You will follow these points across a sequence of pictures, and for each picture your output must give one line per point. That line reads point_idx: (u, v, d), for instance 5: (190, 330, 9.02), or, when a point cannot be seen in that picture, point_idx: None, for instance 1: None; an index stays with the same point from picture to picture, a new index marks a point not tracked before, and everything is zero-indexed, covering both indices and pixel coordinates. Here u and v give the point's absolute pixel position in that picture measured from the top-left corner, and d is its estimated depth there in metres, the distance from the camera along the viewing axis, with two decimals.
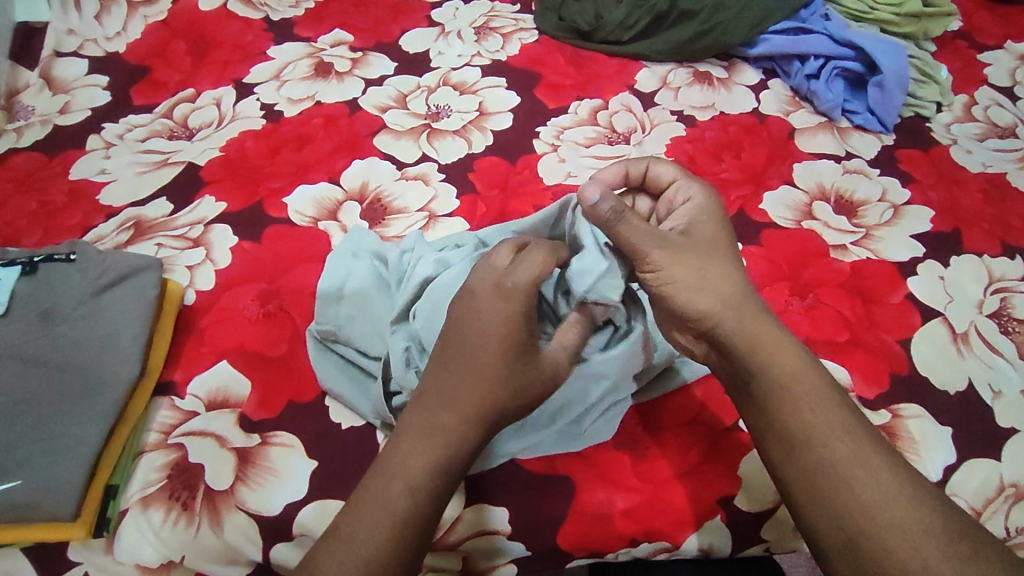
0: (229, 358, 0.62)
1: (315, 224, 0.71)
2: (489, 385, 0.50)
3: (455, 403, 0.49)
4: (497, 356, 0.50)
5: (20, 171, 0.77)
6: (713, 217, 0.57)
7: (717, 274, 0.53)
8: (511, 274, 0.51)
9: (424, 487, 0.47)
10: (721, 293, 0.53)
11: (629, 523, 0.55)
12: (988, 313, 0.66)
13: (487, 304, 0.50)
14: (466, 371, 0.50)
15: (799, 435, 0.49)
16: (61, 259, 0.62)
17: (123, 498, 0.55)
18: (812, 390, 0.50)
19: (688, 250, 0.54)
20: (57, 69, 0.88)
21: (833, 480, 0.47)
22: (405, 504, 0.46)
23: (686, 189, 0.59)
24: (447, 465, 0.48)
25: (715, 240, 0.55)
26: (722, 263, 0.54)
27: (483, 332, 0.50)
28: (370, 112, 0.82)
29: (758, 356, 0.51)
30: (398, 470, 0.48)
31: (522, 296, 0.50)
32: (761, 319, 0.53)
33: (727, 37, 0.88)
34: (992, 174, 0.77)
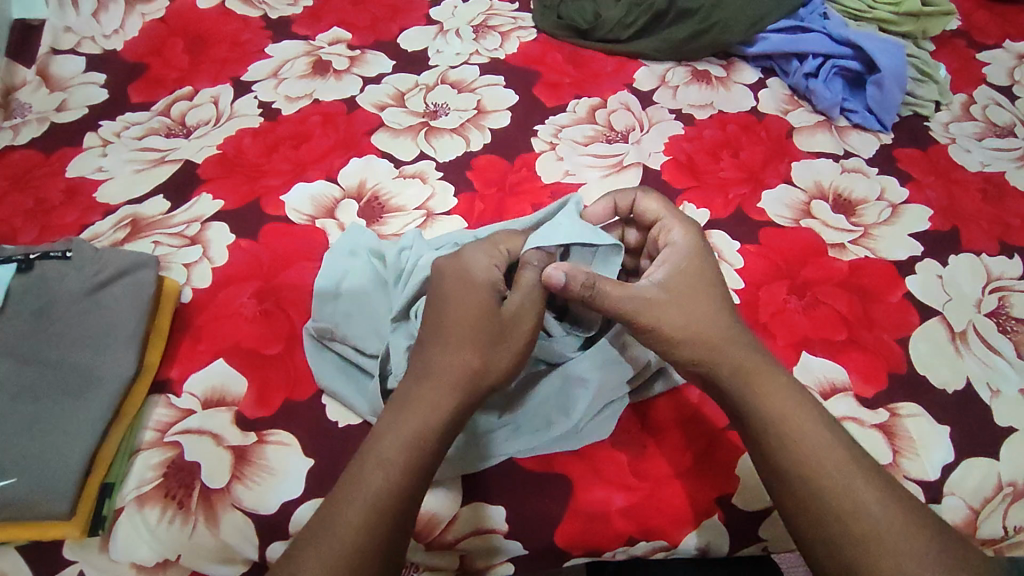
0: (226, 356, 0.62)
1: (312, 222, 0.71)
2: (453, 348, 0.51)
3: (429, 376, 0.50)
4: (463, 325, 0.51)
5: (16, 169, 0.77)
6: (699, 254, 0.56)
7: (704, 320, 0.53)
8: (467, 263, 0.53)
9: (402, 463, 0.47)
10: (710, 338, 0.53)
11: (627, 522, 0.55)
12: (986, 312, 0.66)
13: (450, 284, 0.53)
14: (438, 344, 0.51)
15: (796, 467, 0.48)
16: (57, 257, 0.62)
17: (118, 496, 0.55)
18: (811, 425, 0.50)
19: (671, 299, 0.53)
20: (54, 66, 0.88)
21: (830, 511, 0.47)
22: (378, 477, 0.46)
23: (669, 229, 0.58)
24: (423, 433, 0.48)
25: (703, 281, 0.55)
26: (709, 306, 0.54)
27: (448, 309, 0.52)
28: (368, 109, 0.82)
29: (753, 394, 0.51)
30: (379, 454, 0.47)
31: (476, 275, 0.53)
32: (755, 354, 0.53)
33: (726, 36, 0.88)
34: (991, 173, 0.77)
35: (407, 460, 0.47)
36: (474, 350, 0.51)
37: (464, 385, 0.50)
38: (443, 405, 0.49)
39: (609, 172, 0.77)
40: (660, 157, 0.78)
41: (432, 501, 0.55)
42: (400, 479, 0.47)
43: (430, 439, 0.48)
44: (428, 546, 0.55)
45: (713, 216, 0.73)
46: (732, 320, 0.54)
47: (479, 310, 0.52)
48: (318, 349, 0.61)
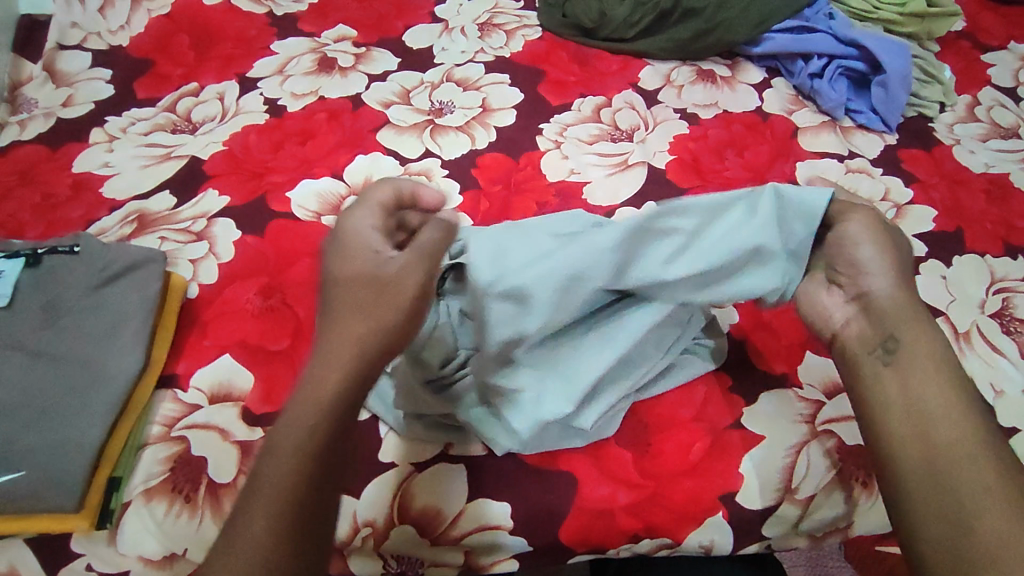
0: (232, 352, 0.62)
1: (318, 220, 0.71)
2: (347, 313, 0.49)
3: (327, 355, 0.47)
4: (354, 287, 0.49)
5: (23, 164, 0.77)
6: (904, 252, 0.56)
7: (890, 269, 0.54)
8: (348, 249, 0.51)
9: (312, 440, 0.44)
10: (892, 267, 0.54)
11: (630, 519, 0.56)
12: (990, 312, 0.66)
13: (340, 275, 0.50)
14: (342, 322, 0.48)
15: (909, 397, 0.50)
16: (65, 251, 0.62)
17: (126, 490, 0.55)
18: (933, 371, 0.50)
19: (878, 246, 0.55)
20: (61, 61, 0.88)
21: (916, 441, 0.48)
22: (284, 463, 0.43)
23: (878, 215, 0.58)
24: (318, 406, 0.45)
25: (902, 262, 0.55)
26: (899, 254, 0.56)
27: (334, 274, 0.51)
28: (374, 107, 0.82)
29: (894, 332, 0.53)
30: (283, 440, 0.44)
31: (359, 244, 0.51)
32: (918, 308, 0.53)
33: (731, 36, 0.87)
34: (995, 174, 0.77)
35: (300, 439, 0.44)
36: (354, 311, 0.48)
37: (355, 348, 0.47)
38: (335, 379, 0.46)
39: (615, 171, 0.77)
40: (664, 156, 0.78)
41: (438, 496, 0.56)
42: (301, 460, 0.43)
43: (333, 415, 0.45)
44: (433, 541, 0.56)
45: None
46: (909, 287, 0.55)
47: (364, 277, 0.50)
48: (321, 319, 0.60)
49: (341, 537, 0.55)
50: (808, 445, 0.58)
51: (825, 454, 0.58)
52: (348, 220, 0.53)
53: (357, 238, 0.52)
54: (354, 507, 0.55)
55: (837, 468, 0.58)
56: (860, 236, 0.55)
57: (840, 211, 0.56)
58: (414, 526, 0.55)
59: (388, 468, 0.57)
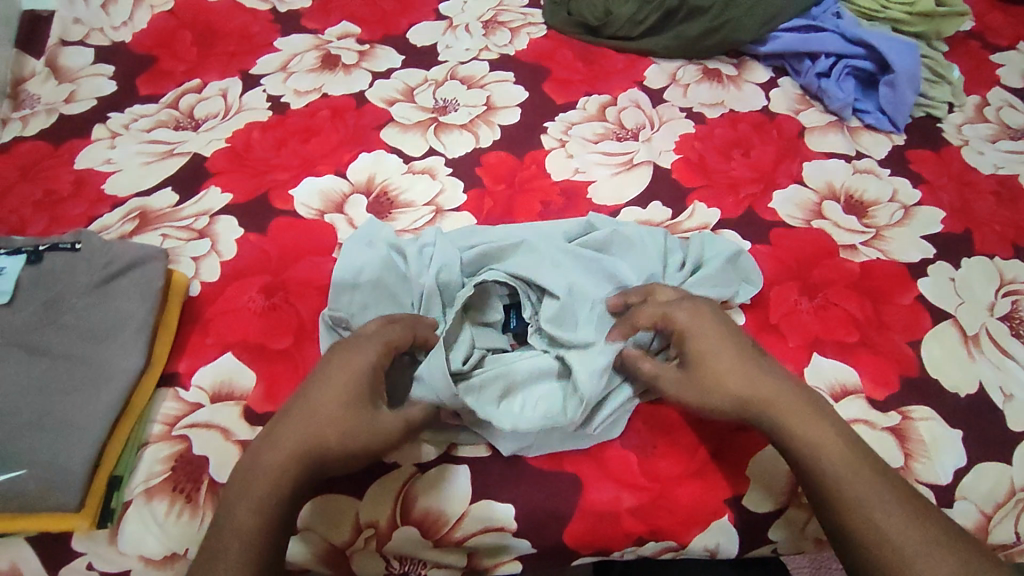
0: (234, 351, 0.62)
1: (321, 217, 0.71)
2: (321, 420, 0.50)
3: (278, 446, 0.49)
4: (336, 400, 0.51)
5: (25, 160, 0.77)
6: (712, 324, 0.55)
7: (694, 374, 0.54)
8: (352, 351, 0.53)
9: (253, 531, 0.46)
10: (730, 383, 0.53)
11: (635, 522, 0.55)
12: (999, 315, 0.66)
13: (331, 376, 0.52)
14: (309, 422, 0.50)
15: (838, 500, 0.49)
16: (66, 248, 0.61)
17: (127, 489, 0.55)
18: (837, 449, 0.50)
19: (692, 384, 0.54)
20: (63, 57, 0.87)
21: (865, 537, 0.48)
22: (233, 552, 0.46)
23: (673, 315, 0.56)
24: (269, 499, 0.48)
25: (716, 354, 0.54)
26: (727, 362, 0.54)
27: (318, 389, 0.52)
28: (377, 105, 0.81)
29: (786, 434, 0.52)
30: (232, 529, 0.46)
31: (358, 358, 0.53)
32: (785, 396, 0.53)
33: (738, 34, 0.87)
34: (1004, 175, 0.77)
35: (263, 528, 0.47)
36: (326, 426, 0.50)
37: (315, 460, 0.50)
38: (298, 477, 0.49)
39: (620, 170, 0.76)
40: (671, 156, 0.77)
41: (442, 498, 0.55)
42: (259, 546, 0.46)
43: (278, 512, 0.48)
44: (436, 542, 0.55)
45: (723, 216, 0.72)
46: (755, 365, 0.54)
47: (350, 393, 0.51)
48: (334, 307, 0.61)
49: (343, 537, 0.55)
50: None
51: None
52: (351, 344, 0.54)
53: (354, 360, 0.52)
54: (355, 509, 0.55)
55: None
56: (675, 383, 0.55)
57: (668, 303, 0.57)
58: (417, 528, 0.55)
59: (390, 468, 0.56)
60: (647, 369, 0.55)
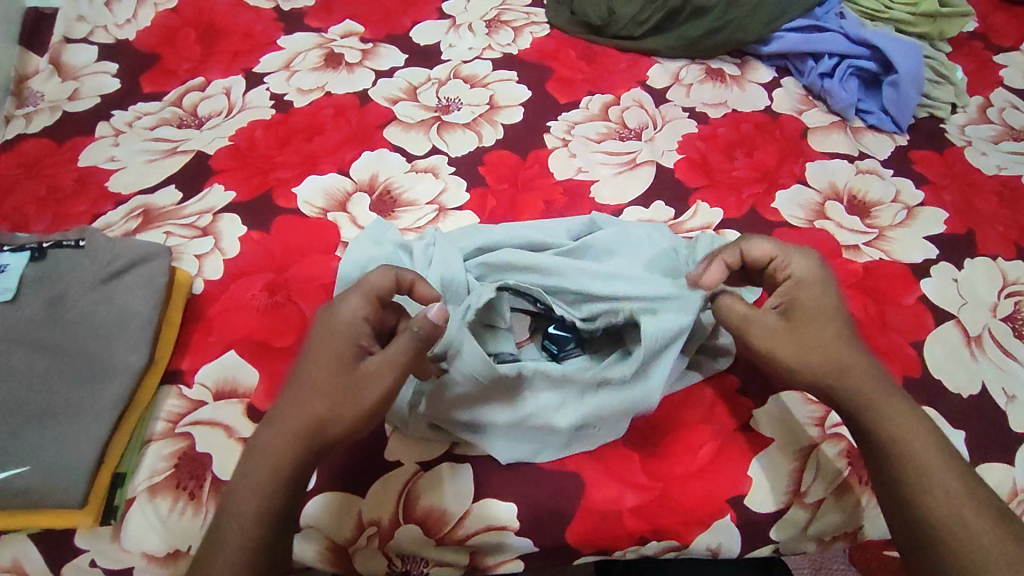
0: (238, 349, 0.62)
1: (324, 216, 0.71)
2: (306, 395, 0.50)
3: (276, 423, 0.50)
4: (319, 371, 0.50)
5: (29, 157, 0.77)
6: (821, 287, 0.55)
7: (797, 329, 0.54)
8: (335, 314, 0.52)
9: (254, 511, 0.47)
10: (826, 350, 0.53)
11: (638, 522, 0.55)
12: (1002, 316, 0.66)
13: (316, 343, 0.52)
14: (297, 396, 0.50)
15: (919, 486, 0.49)
16: (70, 246, 0.62)
17: (130, 486, 0.55)
18: (919, 438, 0.51)
19: (790, 332, 0.54)
20: (67, 55, 0.87)
21: (942, 524, 0.48)
22: (234, 531, 0.47)
23: (791, 261, 0.56)
24: (271, 479, 0.48)
25: (818, 309, 0.54)
26: (827, 326, 0.54)
27: (309, 355, 0.51)
28: (380, 103, 0.81)
29: (867, 411, 0.52)
30: (236, 508, 0.47)
31: (339, 323, 0.52)
32: (868, 379, 0.53)
33: (741, 35, 0.87)
34: (1008, 176, 0.77)
35: (257, 509, 0.47)
36: (311, 401, 0.50)
37: (309, 431, 0.49)
38: (289, 452, 0.49)
39: (623, 169, 0.76)
40: (674, 155, 0.77)
41: (444, 496, 0.55)
42: (257, 526, 0.47)
43: (277, 489, 0.48)
44: (438, 541, 0.55)
45: (726, 216, 0.72)
46: (846, 336, 0.54)
47: (334, 361, 0.51)
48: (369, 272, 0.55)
49: (345, 535, 0.55)
50: (822, 445, 0.58)
51: (836, 456, 0.57)
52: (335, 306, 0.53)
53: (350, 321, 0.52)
54: (358, 507, 0.55)
55: (847, 471, 0.57)
56: (767, 328, 0.54)
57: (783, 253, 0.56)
58: (419, 526, 0.55)
59: (393, 466, 0.56)
60: (737, 310, 0.56)
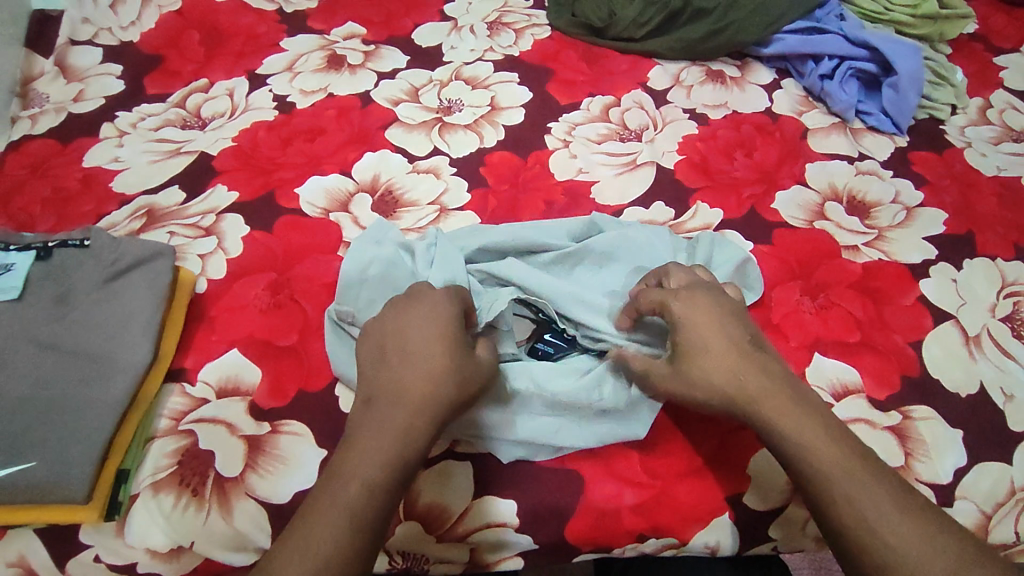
0: (241, 347, 0.62)
1: (326, 216, 0.71)
2: (427, 377, 0.52)
3: (402, 400, 0.51)
4: (438, 354, 0.52)
5: (35, 158, 0.77)
6: (709, 319, 0.55)
7: (701, 360, 0.54)
8: (438, 301, 0.55)
9: (385, 480, 0.47)
10: (725, 384, 0.53)
11: (637, 519, 0.55)
12: (1000, 316, 0.66)
13: (426, 328, 0.54)
14: (422, 375, 0.52)
15: (837, 501, 0.48)
16: (75, 245, 0.62)
17: (134, 483, 0.55)
18: (828, 454, 0.49)
19: (683, 375, 0.54)
20: (72, 57, 0.88)
21: (862, 541, 0.46)
22: (364, 497, 0.46)
23: (673, 298, 0.56)
24: (402, 453, 0.49)
25: (710, 343, 0.54)
26: (725, 362, 0.53)
27: (413, 338, 0.53)
28: (382, 105, 0.82)
29: (774, 430, 0.51)
30: (358, 474, 0.47)
31: (445, 313, 0.55)
32: (772, 405, 0.52)
33: (741, 36, 0.87)
34: (1007, 177, 0.77)
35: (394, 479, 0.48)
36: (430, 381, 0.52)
37: (435, 409, 0.51)
38: (423, 428, 0.50)
39: (624, 170, 0.77)
40: (674, 156, 0.78)
41: (445, 492, 0.56)
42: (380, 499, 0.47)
43: (410, 461, 0.49)
44: (439, 538, 0.55)
45: (726, 216, 0.72)
46: (744, 363, 0.54)
47: (449, 344, 0.53)
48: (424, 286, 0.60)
49: None
50: None
51: None
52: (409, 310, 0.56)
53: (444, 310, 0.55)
54: None
55: None
56: (661, 375, 0.55)
57: (663, 296, 0.57)
58: (419, 522, 0.55)
59: None
60: (636, 361, 0.57)
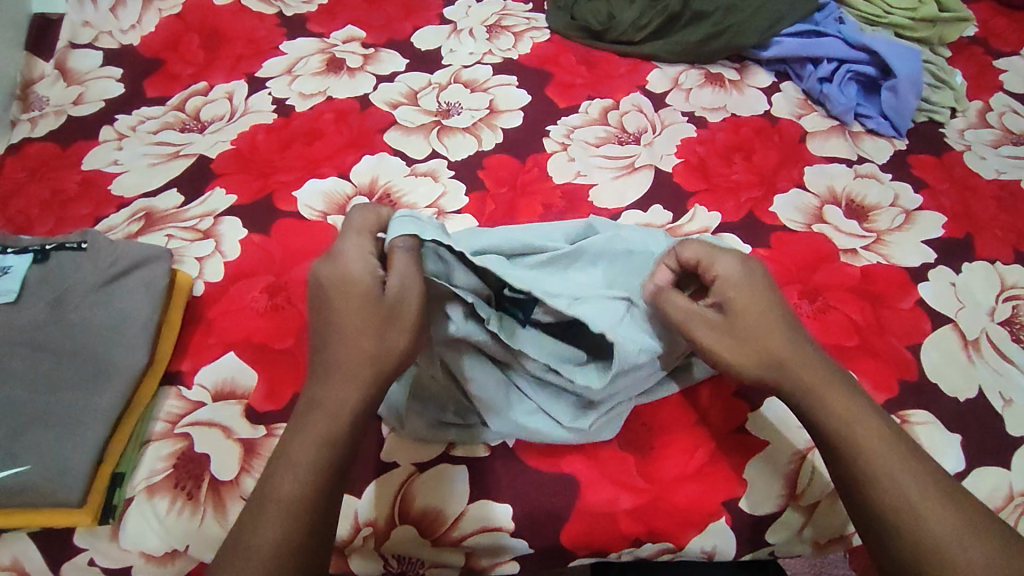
0: (237, 350, 0.62)
1: (323, 219, 0.72)
2: (347, 346, 0.49)
3: (330, 376, 0.49)
4: (355, 316, 0.49)
5: (34, 161, 0.78)
6: (751, 282, 0.56)
7: (754, 323, 0.54)
8: (347, 261, 0.51)
9: (308, 461, 0.46)
10: (771, 350, 0.53)
11: (633, 524, 0.55)
12: (999, 320, 0.66)
13: (343, 296, 0.50)
14: (345, 342, 0.49)
15: (877, 476, 0.48)
16: (72, 248, 0.62)
17: (129, 486, 0.55)
18: (867, 431, 0.50)
19: (729, 331, 0.54)
20: (73, 60, 0.88)
21: (903, 519, 0.47)
22: (290, 482, 0.46)
23: (716, 263, 0.56)
24: (332, 432, 0.47)
25: (754, 305, 0.55)
26: (771, 325, 0.54)
27: (337, 307, 0.50)
28: (381, 107, 0.82)
29: (811, 402, 0.52)
30: (290, 458, 0.46)
31: (360, 271, 0.50)
32: (816, 376, 0.52)
33: (740, 39, 0.87)
34: (1007, 180, 0.77)
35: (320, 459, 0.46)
36: (360, 334, 0.49)
37: (363, 380, 0.48)
38: (348, 402, 0.48)
39: (621, 173, 0.77)
40: (672, 160, 0.78)
41: (440, 497, 0.56)
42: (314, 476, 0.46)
43: (341, 441, 0.47)
44: (434, 542, 0.55)
45: (723, 220, 0.72)
46: (789, 333, 0.54)
47: (369, 300, 0.49)
48: (393, 231, 0.52)
49: (343, 535, 0.55)
50: (809, 453, 0.57)
51: None
52: (341, 247, 0.52)
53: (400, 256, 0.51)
54: (356, 507, 0.55)
55: None
56: (710, 327, 0.54)
57: (709, 253, 0.57)
58: (414, 526, 0.55)
59: (389, 467, 0.56)
60: (681, 307, 0.54)
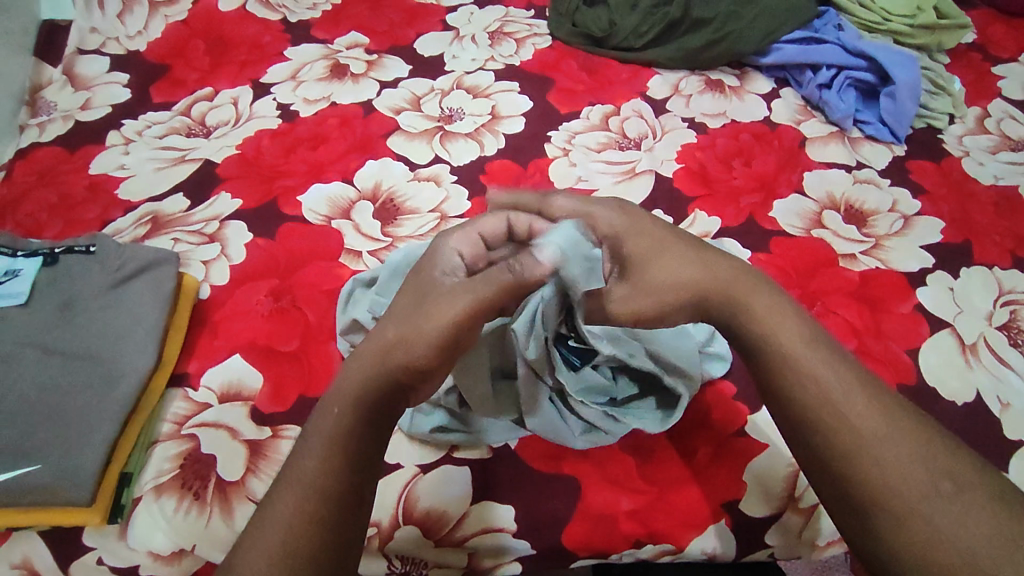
0: (243, 353, 0.63)
1: (328, 223, 0.72)
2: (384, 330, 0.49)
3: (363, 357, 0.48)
4: (402, 305, 0.50)
5: (42, 165, 0.78)
6: (642, 221, 0.57)
7: (669, 263, 0.54)
8: (437, 258, 0.53)
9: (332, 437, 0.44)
10: (693, 281, 0.54)
11: (634, 525, 0.56)
12: (997, 325, 0.66)
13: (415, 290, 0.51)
14: (388, 327, 0.49)
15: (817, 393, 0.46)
16: (81, 251, 0.64)
17: (137, 486, 0.56)
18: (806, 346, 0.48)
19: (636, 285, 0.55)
20: (80, 65, 0.89)
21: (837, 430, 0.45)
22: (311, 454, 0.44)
23: (594, 214, 0.57)
24: (353, 408, 0.46)
25: (652, 241, 0.56)
26: (684, 263, 0.54)
27: (402, 301, 0.51)
28: (385, 113, 0.83)
29: (743, 314, 0.51)
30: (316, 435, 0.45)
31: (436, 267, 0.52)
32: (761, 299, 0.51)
33: (739, 46, 0.88)
34: (1005, 186, 0.77)
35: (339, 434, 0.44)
36: (395, 325, 0.49)
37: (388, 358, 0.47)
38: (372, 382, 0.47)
39: (623, 178, 0.77)
40: (672, 165, 0.79)
41: (443, 497, 0.56)
42: (333, 454, 0.44)
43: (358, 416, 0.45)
44: (437, 542, 0.56)
45: (724, 224, 0.73)
46: (700, 263, 0.54)
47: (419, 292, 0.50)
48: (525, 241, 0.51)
49: None
50: None
51: None
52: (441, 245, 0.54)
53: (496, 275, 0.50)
54: None
55: None
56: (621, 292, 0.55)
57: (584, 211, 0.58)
58: (417, 527, 0.56)
59: (394, 468, 0.58)
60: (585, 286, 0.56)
